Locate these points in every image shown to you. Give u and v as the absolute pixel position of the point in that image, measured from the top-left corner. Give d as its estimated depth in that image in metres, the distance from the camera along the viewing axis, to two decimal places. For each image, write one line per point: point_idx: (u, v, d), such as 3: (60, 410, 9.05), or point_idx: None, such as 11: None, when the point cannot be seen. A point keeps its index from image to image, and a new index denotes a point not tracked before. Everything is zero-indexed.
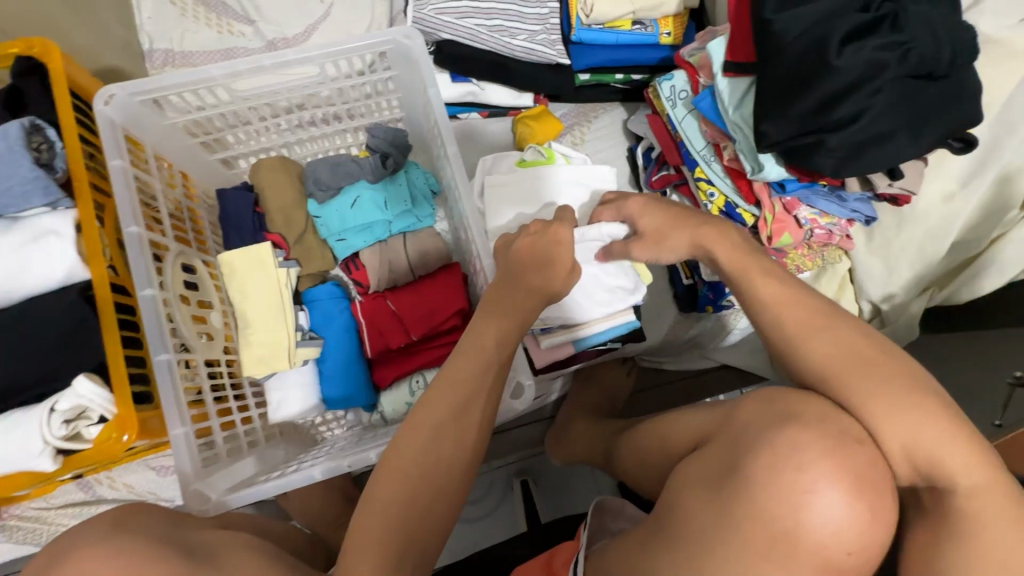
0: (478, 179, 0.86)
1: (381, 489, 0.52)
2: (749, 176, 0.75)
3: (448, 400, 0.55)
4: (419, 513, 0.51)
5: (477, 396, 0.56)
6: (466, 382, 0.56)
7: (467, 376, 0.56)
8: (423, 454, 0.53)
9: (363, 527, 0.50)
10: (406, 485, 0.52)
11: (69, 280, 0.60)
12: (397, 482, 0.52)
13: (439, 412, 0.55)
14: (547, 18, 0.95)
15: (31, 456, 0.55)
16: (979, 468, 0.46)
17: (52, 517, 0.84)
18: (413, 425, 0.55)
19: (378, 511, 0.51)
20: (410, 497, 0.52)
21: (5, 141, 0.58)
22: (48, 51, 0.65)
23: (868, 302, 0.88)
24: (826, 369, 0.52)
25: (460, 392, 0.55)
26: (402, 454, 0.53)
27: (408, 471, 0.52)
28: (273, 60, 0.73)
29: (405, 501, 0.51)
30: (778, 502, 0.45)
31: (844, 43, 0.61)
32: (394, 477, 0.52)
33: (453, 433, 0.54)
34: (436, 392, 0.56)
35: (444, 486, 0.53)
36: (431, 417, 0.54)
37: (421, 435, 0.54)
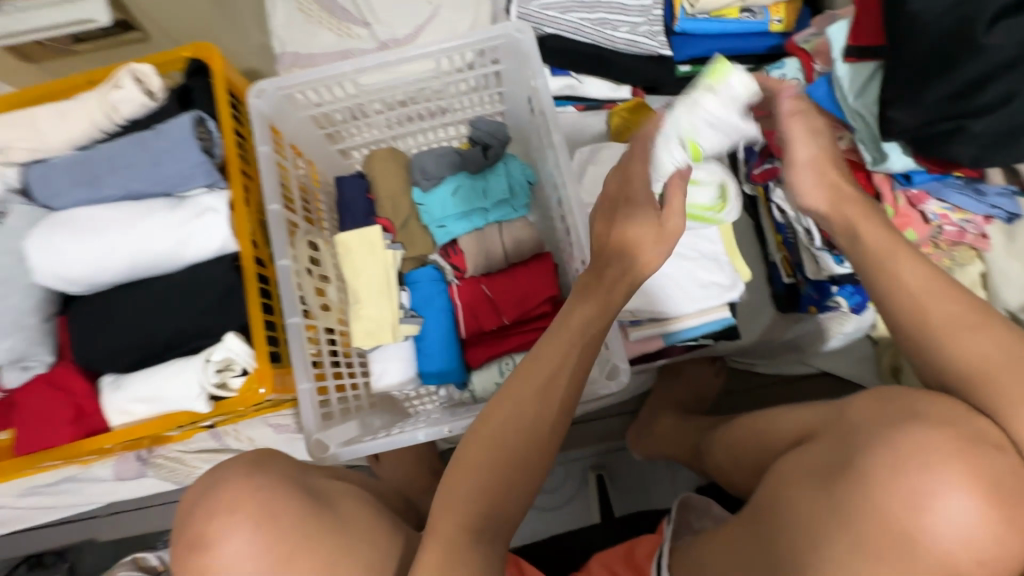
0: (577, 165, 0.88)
1: (479, 456, 0.54)
2: (869, 167, 0.70)
3: (535, 374, 0.56)
4: (510, 477, 0.53)
5: (561, 377, 0.56)
6: (566, 361, 0.57)
7: (555, 355, 0.56)
8: (514, 424, 0.54)
9: (450, 491, 0.52)
10: (497, 453, 0.54)
11: (222, 250, 0.69)
12: (491, 448, 0.54)
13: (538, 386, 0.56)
14: (649, 9, 0.94)
15: (191, 397, 0.65)
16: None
17: (189, 460, 0.96)
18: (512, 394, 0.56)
19: (466, 473, 0.53)
20: (505, 465, 0.53)
21: (180, 132, 0.69)
22: (211, 56, 0.76)
23: (1004, 310, 0.80)
24: (965, 372, 0.47)
25: (561, 369, 0.56)
26: (489, 424, 0.55)
27: (496, 437, 0.54)
28: (395, 57, 0.80)
29: (495, 470, 0.53)
30: (897, 503, 0.42)
31: (997, 21, 0.54)
32: (487, 442, 0.54)
33: (539, 410, 0.55)
34: (531, 368, 0.57)
35: (529, 456, 0.54)
36: (524, 397, 0.55)
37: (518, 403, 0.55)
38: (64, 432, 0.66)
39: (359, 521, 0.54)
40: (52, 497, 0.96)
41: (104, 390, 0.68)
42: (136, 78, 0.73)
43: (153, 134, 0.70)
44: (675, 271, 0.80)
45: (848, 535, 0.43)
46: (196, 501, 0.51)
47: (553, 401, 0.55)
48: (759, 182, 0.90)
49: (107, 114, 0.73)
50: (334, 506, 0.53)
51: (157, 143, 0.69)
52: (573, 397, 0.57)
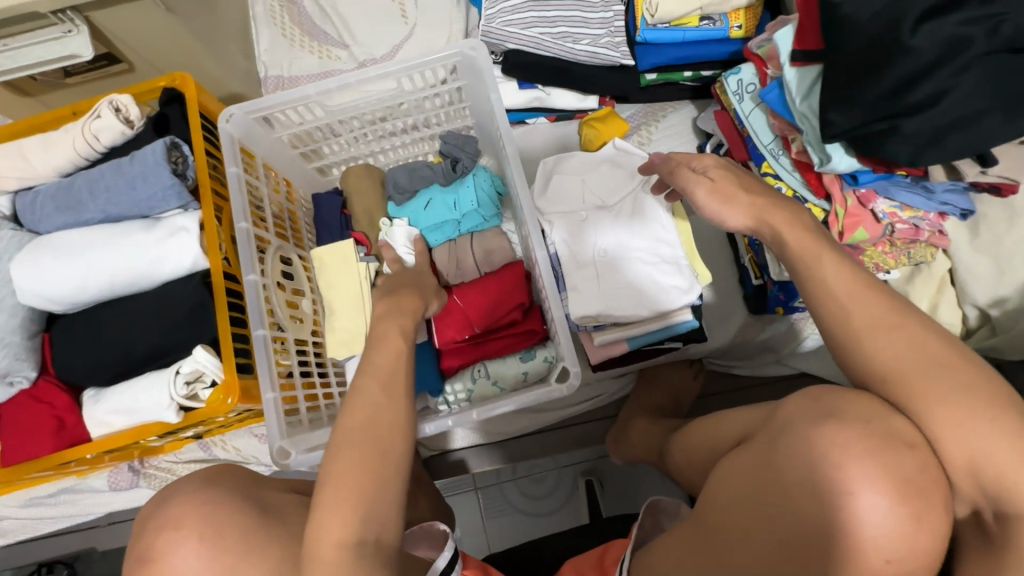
0: (541, 178, 0.90)
1: (354, 428, 0.55)
2: (817, 169, 0.71)
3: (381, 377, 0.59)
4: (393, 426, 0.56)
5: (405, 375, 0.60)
6: None
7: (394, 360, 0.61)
8: (381, 414, 0.56)
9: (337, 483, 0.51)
10: (373, 421, 0.55)
11: (194, 268, 0.73)
12: (362, 417, 0.55)
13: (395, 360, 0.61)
14: (612, 20, 0.96)
15: (161, 408, 0.68)
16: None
17: (179, 469, 1.00)
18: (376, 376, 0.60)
19: (352, 473, 0.51)
20: (387, 422, 0.56)
21: (153, 156, 0.73)
22: (185, 83, 0.81)
23: (973, 307, 0.80)
24: (890, 369, 0.48)
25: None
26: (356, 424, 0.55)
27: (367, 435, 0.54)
28: (359, 77, 0.83)
29: (372, 433, 0.54)
30: (812, 501, 0.44)
31: (920, 23, 0.56)
32: (361, 416, 0.55)
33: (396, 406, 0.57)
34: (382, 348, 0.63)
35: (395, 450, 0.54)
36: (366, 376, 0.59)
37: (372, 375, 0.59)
38: (50, 441, 0.70)
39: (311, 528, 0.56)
40: (55, 507, 1.01)
41: (86, 403, 0.72)
42: (115, 108, 0.78)
43: (129, 159, 0.74)
44: (639, 279, 0.81)
45: None
46: (147, 517, 0.54)
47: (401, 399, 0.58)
48: None
49: (89, 143, 0.77)
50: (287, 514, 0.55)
51: (132, 169, 0.73)
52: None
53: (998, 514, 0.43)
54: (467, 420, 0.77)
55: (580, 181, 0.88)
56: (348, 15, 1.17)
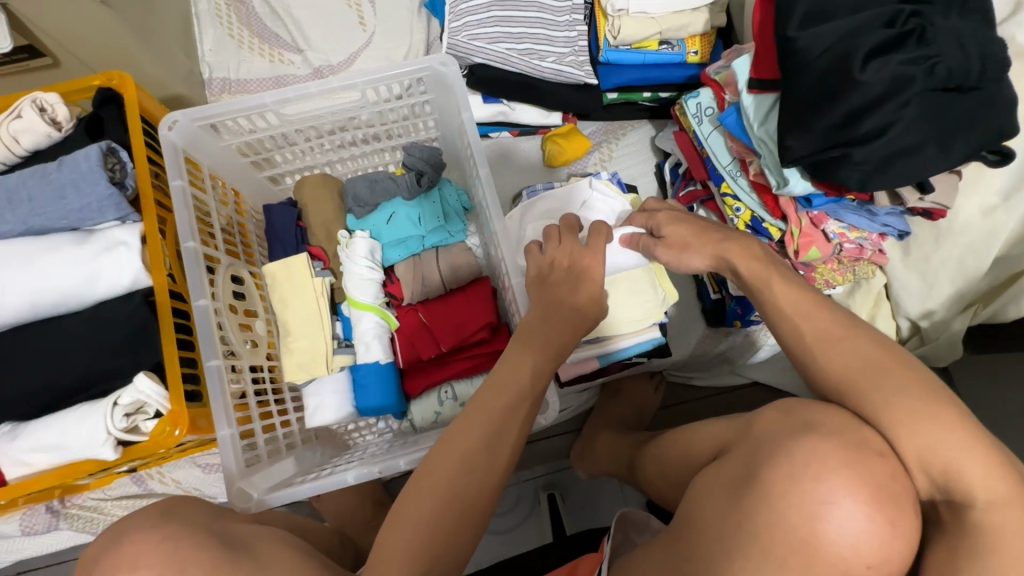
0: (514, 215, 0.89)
1: (414, 505, 0.52)
2: (775, 190, 0.75)
3: (479, 415, 0.57)
4: (465, 495, 0.53)
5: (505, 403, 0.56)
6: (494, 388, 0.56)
7: None
8: (453, 465, 0.54)
9: (390, 541, 0.51)
10: (437, 499, 0.53)
11: (134, 286, 0.66)
12: (434, 486, 0.53)
13: (497, 405, 0.57)
14: (575, 40, 0.98)
15: (95, 445, 0.61)
16: (997, 479, 0.45)
17: (107, 508, 0.90)
18: (451, 437, 0.56)
19: (408, 524, 0.51)
20: (474, 464, 0.54)
21: (86, 162, 0.65)
22: (124, 82, 0.74)
23: (906, 319, 0.86)
24: (844, 378, 0.52)
25: (491, 394, 0.56)
26: (432, 472, 0.54)
27: (441, 486, 0.53)
28: (320, 87, 0.79)
29: (433, 520, 0.52)
30: (794, 511, 0.45)
31: (869, 59, 0.61)
32: (425, 490, 0.53)
33: (484, 458, 0.55)
34: (471, 408, 0.58)
35: (462, 515, 0.53)
36: (473, 430, 0.56)
37: (466, 434, 0.56)
38: None
39: (281, 565, 0.53)
40: None
41: None
42: (39, 107, 0.70)
43: (56, 165, 0.66)
44: (614, 293, 0.82)
45: (760, 549, 0.45)
46: (96, 557, 0.48)
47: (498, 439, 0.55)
48: (685, 204, 0.95)
49: (6, 145, 0.69)
50: (253, 553, 0.52)
51: (60, 175, 0.66)
52: (511, 431, 0.57)
53: (950, 503, 0.46)
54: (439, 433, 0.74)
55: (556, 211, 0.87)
56: (301, 18, 1.12)
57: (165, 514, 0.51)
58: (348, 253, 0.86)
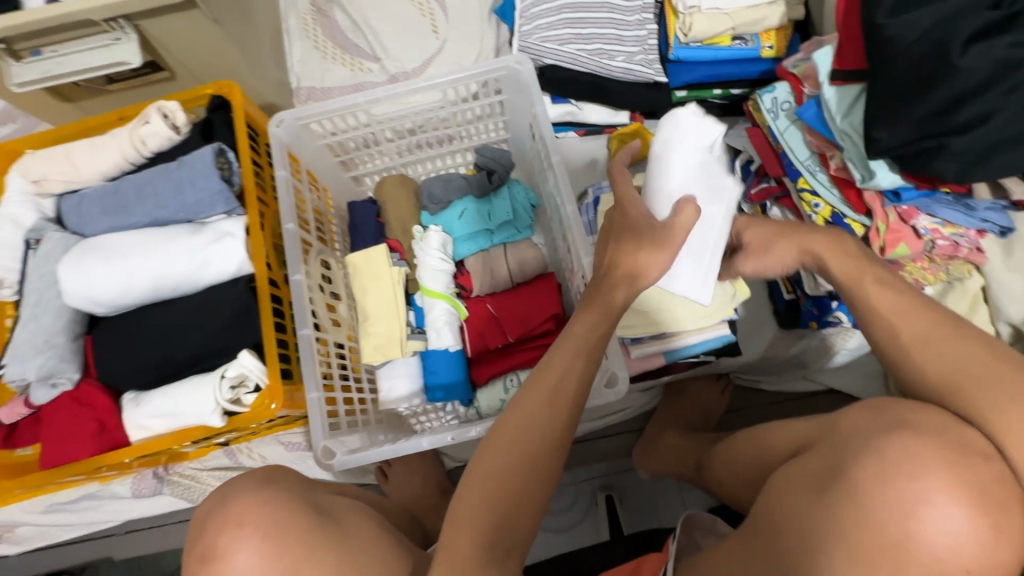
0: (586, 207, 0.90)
1: (482, 465, 0.53)
2: (858, 185, 0.72)
3: (541, 381, 0.55)
4: (528, 461, 0.53)
5: (570, 377, 0.55)
6: (560, 364, 0.55)
7: (561, 356, 0.56)
8: (523, 427, 0.54)
9: (462, 501, 0.52)
10: (504, 459, 0.53)
11: (238, 272, 0.73)
12: (482, 504, 0.51)
13: (540, 394, 0.55)
14: (645, 39, 0.99)
15: (206, 413, 0.68)
16: None
17: (204, 477, 0.98)
18: (494, 430, 0.55)
19: (477, 483, 0.52)
20: (539, 428, 0.53)
21: (203, 162, 0.73)
22: (232, 91, 0.82)
23: (1007, 324, 0.80)
24: (946, 380, 0.49)
25: (553, 366, 0.55)
26: (500, 433, 0.54)
27: (511, 447, 0.53)
28: (406, 88, 0.84)
29: (499, 480, 0.52)
30: (886, 508, 0.43)
31: (970, 44, 0.57)
32: (492, 450, 0.54)
33: (549, 420, 0.54)
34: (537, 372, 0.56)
35: (531, 477, 0.53)
36: (534, 394, 0.55)
37: (502, 438, 0.54)
38: (91, 446, 0.70)
39: (366, 534, 0.57)
40: (74, 514, 0.99)
41: (126, 406, 0.72)
42: (163, 114, 0.79)
43: (176, 164, 0.74)
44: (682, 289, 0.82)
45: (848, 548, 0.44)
46: (207, 514, 0.53)
47: (563, 409, 0.54)
48: (756, 202, 0.91)
49: (135, 147, 0.78)
50: (340, 519, 0.56)
51: (179, 173, 0.74)
52: (573, 393, 0.55)
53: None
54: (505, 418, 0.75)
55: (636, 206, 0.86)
56: (380, 29, 1.19)
57: (268, 481, 0.57)
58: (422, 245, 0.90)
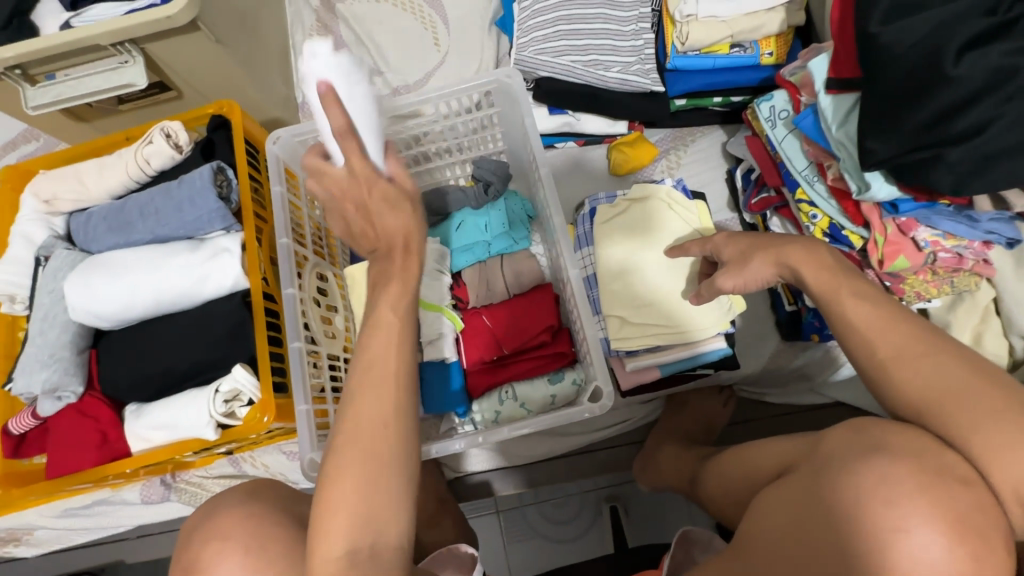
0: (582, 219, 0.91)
1: (340, 461, 0.49)
2: (855, 196, 0.71)
3: (373, 356, 0.52)
4: (383, 441, 0.50)
5: (395, 345, 0.53)
6: (380, 336, 0.53)
7: (378, 334, 0.53)
8: (369, 408, 0.51)
9: (328, 501, 0.49)
10: (359, 447, 0.49)
11: (234, 287, 0.75)
12: (341, 516, 0.48)
13: (376, 370, 0.52)
14: (642, 48, 0.98)
15: (201, 425, 0.70)
16: None
17: (209, 484, 1.01)
18: (344, 421, 0.51)
19: (338, 479, 0.49)
20: (388, 401, 0.51)
21: (201, 180, 0.76)
22: (232, 109, 0.83)
23: (1021, 338, 0.76)
24: (931, 401, 0.47)
25: (378, 340, 0.53)
26: (347, 424, 0.50)
27: (363, 434, 0.50)
28: (399, 103, 0.86)
29: (360, 470, 0.49)
30: (862, 534, 0.42)
31: (964, 52, 0.55)
32: (345, 443, 0.50)
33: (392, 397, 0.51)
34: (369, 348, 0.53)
35: (391, 458, 0.50)
36: (371, 371, 0.52)
37: (352, 426, 0.50)
38: (94, 455, 0.73)
39: None
40: (87, 519, 1.02)
41: (128, 418, 0.74)
42: (166, 134, 0.81)
43: (177, 183, 0.77)
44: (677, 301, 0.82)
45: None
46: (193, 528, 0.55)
47: (401, 380, 0.52)
48: (758, 211, 0.91)
49: (140, 166, 0.81)
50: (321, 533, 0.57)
51: (180, 192, 0.76)
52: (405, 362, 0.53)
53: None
54: (493, 438, 0.75)
55: (632, 215, 0.86)
56: (383, 43, 1.21)
57: (253, 495, 0.58)
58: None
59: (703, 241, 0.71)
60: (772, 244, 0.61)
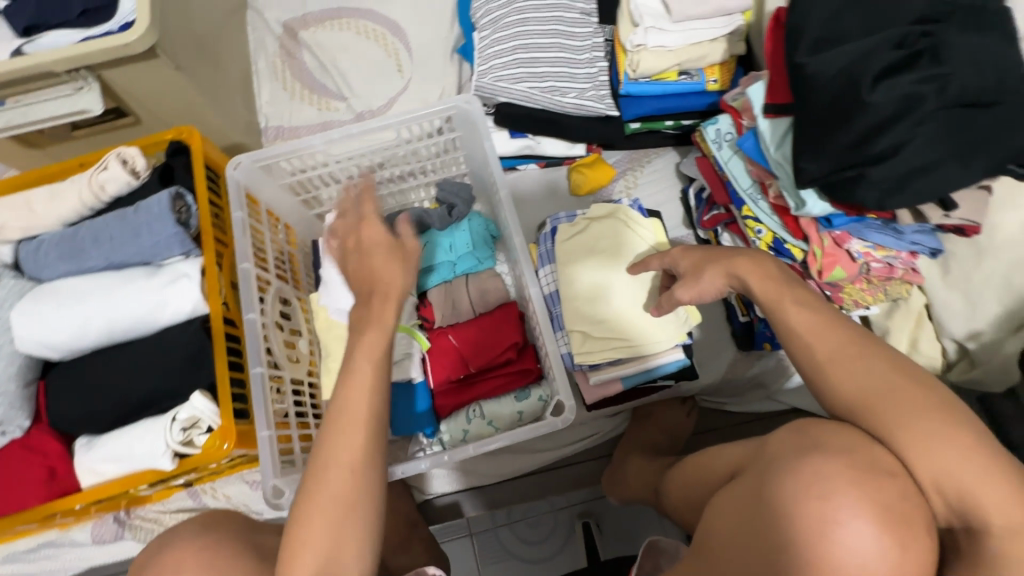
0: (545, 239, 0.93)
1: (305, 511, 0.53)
2: (794, 212, 0.76)
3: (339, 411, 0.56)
4: (349, 490, 0.54)
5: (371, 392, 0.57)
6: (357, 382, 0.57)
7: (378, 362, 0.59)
8: (334, 457, 0.55)
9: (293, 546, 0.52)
10: (325, 497, 0.53)
11: (194, 313, 0.74)
12: (308, 553, 0.51)
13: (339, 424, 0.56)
14: (596, 75, 1.03)
15: (156, 455, 0.68)
16: (1019, 508, 0.44)
17: (166, 519, 0.97)
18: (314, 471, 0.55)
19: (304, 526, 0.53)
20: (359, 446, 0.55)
21: (158, 206, 0.75)
22: (191, 135, 0.84)
23: (952, 340, 0.82)
24: (863, 401, 0.51)
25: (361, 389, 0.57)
26: (317, 474, 0.54)
27: (328, 483, 0.54)
28: (360, 129, 0.87)
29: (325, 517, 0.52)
30: (800, 528, 0.45)
31: (878, 80, 0.61)
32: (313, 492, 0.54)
33: (357, 447, 0.55)
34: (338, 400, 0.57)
35: (359, 504, 0.54)
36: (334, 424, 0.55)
37: (319, 477, 0.54)
38: (41, 492, 0.70)
39: None
40: (32, 564, 0.96)
41: (78, 451, 0.72)
42: (122, 160, 0.80)
43: (133, 209, 0.76)
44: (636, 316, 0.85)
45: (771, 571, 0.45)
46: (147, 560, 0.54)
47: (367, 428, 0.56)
48: (709, 228, 0.97)
49: (95, 193, 0.80)
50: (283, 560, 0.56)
51: (136, 218, 0.75)
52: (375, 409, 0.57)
53: (967, 529, 0.46)
54: (459, 455, 0.76)
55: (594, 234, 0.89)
56: (347, 70, 1.23)
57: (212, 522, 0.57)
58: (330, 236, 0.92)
59: (662, 255, 0.73)
60: (722, 257, 0.64)
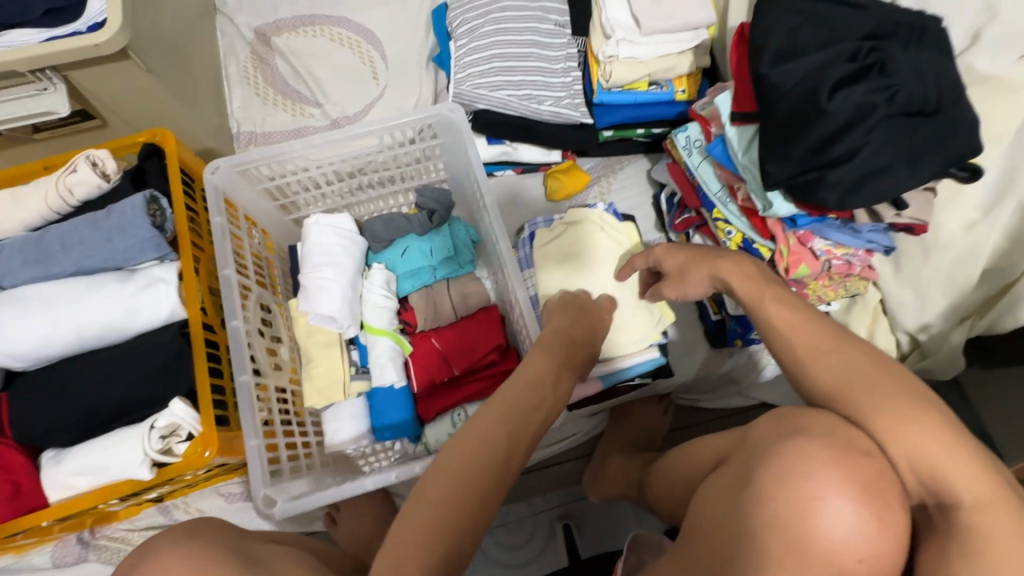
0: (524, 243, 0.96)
1: (417, 529, 0.46)
2: (762, 213, 0.80)
3: (490, 426, 0.52)
4: (468, 514, 0.47)
5: (534, 419, 0.55)
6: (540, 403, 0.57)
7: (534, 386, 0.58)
8: (459, 474, 0.49)
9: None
10: (440, 516, 0.46)
11: (171, 319, 0.72)
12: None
13: (479, 440, 0.51)
14: (570, 85, 1.06)
15: (133, 466, 0.66)
16: (977, 482, 0.47)
17: (134, 538, 0.92)
18: (430, 489, 0.48)
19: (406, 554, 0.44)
20: (491, 470, 0.50)
21: (132, 209, 0.73)
22: (166, 137, 0.82)
23: (905, 333, 0.88)
24: (834, 388, 0.54)
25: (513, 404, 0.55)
26: (435, 491, 0.48)
27: (450, 502, 0.47)
28: (341, 134, 0.87)
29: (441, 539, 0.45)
30: (785, 507, 0.48)
31: (835, 90, 0.66)
32: (430, 510, 0.47)
33: (493, 466, 0.50)
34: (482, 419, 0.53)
35: (472, 533, 0.47)
36: (483, 441, 0.51)
37: (441, 493, 0.48)
38: (3, 510, 0.66)
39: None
40: None
41: (46, 465, 0.68)
42: (92, 162, 0.78)
43: (105, 213, 0.74)
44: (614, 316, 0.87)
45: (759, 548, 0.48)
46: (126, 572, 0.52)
47: (513, 453, 0.52)
48: (681, 230, 1.01)
49: (62, 196, 0.77)
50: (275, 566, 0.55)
51: (109, 222, 0.73)
52: (525, 439, 0.54)
53: (931, 500, 0.49)
54: None
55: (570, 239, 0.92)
56: (321, 76, 1.23)
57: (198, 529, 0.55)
58: (307, 240, 0.90)
59: (646, 253, 0.77)
60: (706, 258, 0.69)
